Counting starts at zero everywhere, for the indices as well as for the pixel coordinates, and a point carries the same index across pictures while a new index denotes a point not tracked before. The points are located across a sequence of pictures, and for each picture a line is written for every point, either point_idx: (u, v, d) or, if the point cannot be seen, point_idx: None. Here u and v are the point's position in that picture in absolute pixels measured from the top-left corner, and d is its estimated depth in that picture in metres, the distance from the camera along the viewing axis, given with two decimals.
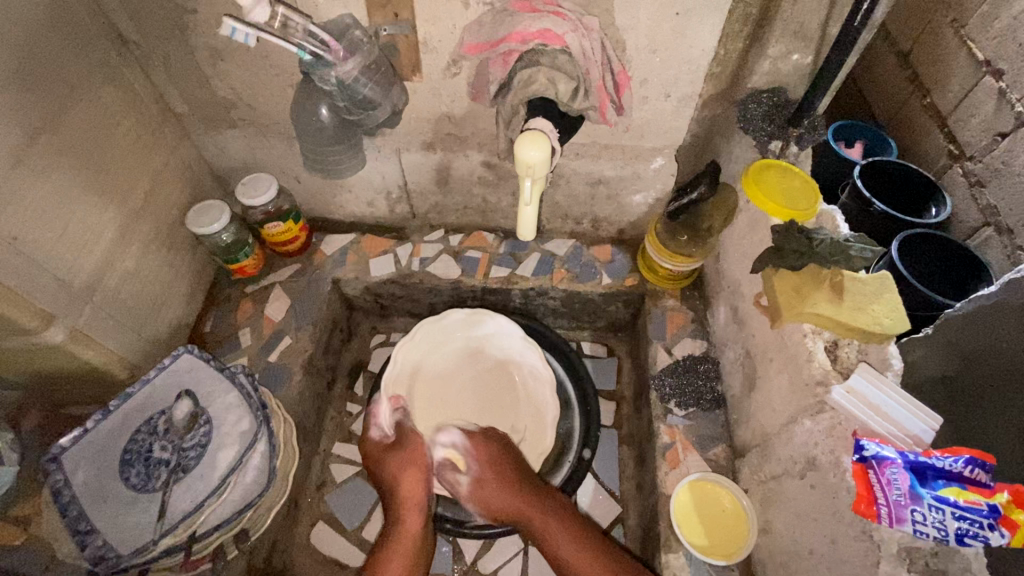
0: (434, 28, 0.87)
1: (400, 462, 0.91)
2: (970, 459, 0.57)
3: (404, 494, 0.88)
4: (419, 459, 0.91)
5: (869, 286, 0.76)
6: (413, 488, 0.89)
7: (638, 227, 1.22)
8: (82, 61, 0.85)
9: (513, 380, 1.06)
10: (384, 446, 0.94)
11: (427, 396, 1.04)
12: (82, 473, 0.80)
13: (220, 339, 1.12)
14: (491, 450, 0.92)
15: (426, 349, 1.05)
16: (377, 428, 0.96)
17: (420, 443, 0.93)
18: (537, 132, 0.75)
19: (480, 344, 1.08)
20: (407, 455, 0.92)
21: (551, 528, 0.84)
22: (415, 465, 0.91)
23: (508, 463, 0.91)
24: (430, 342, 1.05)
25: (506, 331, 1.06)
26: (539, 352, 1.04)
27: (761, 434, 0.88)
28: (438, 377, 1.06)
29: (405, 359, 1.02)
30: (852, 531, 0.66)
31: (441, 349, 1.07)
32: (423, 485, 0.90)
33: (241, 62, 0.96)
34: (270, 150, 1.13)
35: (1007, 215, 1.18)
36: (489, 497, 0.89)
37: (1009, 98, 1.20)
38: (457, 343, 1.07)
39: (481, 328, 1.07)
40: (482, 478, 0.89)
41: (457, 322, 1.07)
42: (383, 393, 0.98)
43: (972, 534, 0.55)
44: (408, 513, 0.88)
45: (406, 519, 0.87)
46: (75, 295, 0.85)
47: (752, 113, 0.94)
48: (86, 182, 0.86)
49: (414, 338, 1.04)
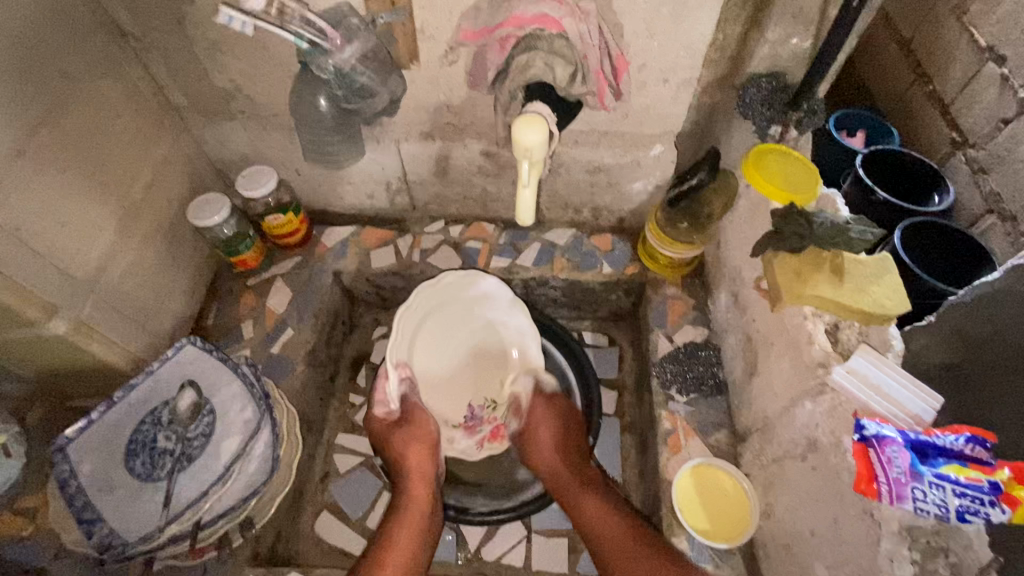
0: (432, 16, 0.87)
1: (405, 439, 0.94)
2: (971, 436, 0.58)
3: (411, 468, 0.93)
4: (424, 435, 0.95)
5: (870, 268, 0.77)
6: (419, 461, 0.93)
7: (639, 216, 1.22)
8: (82, 53, 0.85)
9: (500, 341, 1.06)
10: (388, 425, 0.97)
11: (422, 358, 1.02)
12: (90, 464, 0.81)
13: (222, 331, 1.12)
14: (537, 411, 1.00)
15: (422, 314, 1.02)
16: (381, 405, 0.98)
17: (423, 417, 0.97)
18: (535, 116, 0.75)
19: (471, 307, 1.06)
20: (414, 430, 0.95)
21: (581, 492, 0.92)
22: (418, 437, 0.94)
23: (563, 420, 1.00)
24: (426, 308, 1.02)
25: (497, 294, 1.04)
26: (526, 316, 1.03)
27: (763, 419, 0.88)
28: (433, 340, 1.04)
29: (402, 330, 0.99)
30: (854, 511, 0.66)
31: (437, 314, 1.04)
32: (429, 458, 0.94)
33: (239, 53, 0.96)
34: (270, 143, 1.13)
35: (1010, 202, 1.18)
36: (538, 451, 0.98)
37: (1012, 84, 1.20)
38: (451, 307, 1.05)
39: (475, 290, 1.05)
40: (531, 435, 0.99)
41: (451, 283, 1.04)
42: (389, 364, 0.96)
43: (972, 510, 0.55)
44: (416, 485, 0.91)
45: (415, 491, 0.90)
46: (77, 286, 0.86)
47: (751, 98, 0.92)
48: (86, 173, 0.86)
49: (408, 308, 1.00)
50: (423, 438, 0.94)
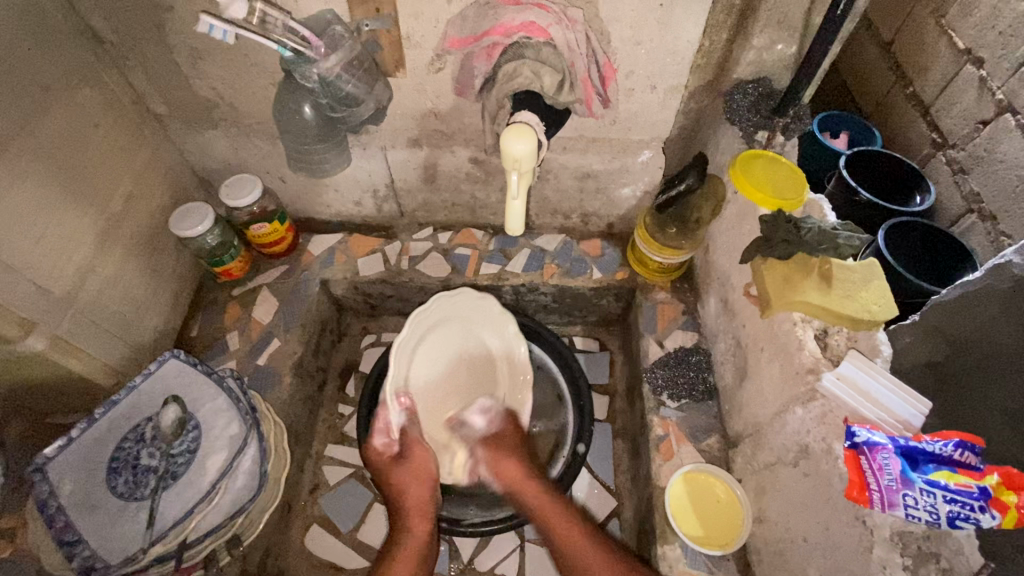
0: (417, 23, 0.86)
1: (405, 475, 0.89)
2: (959, 442, 0.59)
3: (411, 505, 0.88)
4: (426, 472, 0.89)
5: (858, 273, 0.76)
6: (419, 497, 0.88)
7: (627, 221, 1.22)
8: (56, 62, 0.83)
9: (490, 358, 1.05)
10: (388, 454, 0.92)
11: (417, 374, 0.99)
12: (69, 483, 0.79)
13: (207, 343, 1.10)
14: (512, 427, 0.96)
15: (418, 337, 0.98)
16: (381, 434, 0.93)
17: (424, 453, 0.90)
18: (523, 126, 0.74)
19: (470, 327, 1.05)
20: (412, 466, 0.89)
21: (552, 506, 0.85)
22: (418, 471, 0.89)
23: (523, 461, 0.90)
24: (426, 327, 1.00)
25: (491, 317, 1.05)
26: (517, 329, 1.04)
27: (753, 424, 0.88)
28: (432, 360, 1.01)
29: (400, 354, 0.95)
30: (846, 517, 0.66)
31: (432, 333, 1.01)
32: (429, 493, 0.89)
33: (221, 60, 0.95)
34: (254, 151, 1.12)
35: (989, 202, 1.20)
36: (503, 466, 0.90)
37: (991, 85, 1.22)
38: (444, 324, 1.02)
39: (472, 310, 1.04)
40: (499, 448, 0.92)
41: (446, 302, 1.01)
42: (388, 392, 0.93)
43: (963, 517, 0.55)
44: (416, 521, 0.86)
45: (414, 527, 0.86)
46: (55, 302, 0.84)
47: (739, 104, 0.94)
48: (62, 188, 0.84)
49: (406, 334, 0.95)
50: (426, 474, 0.89)
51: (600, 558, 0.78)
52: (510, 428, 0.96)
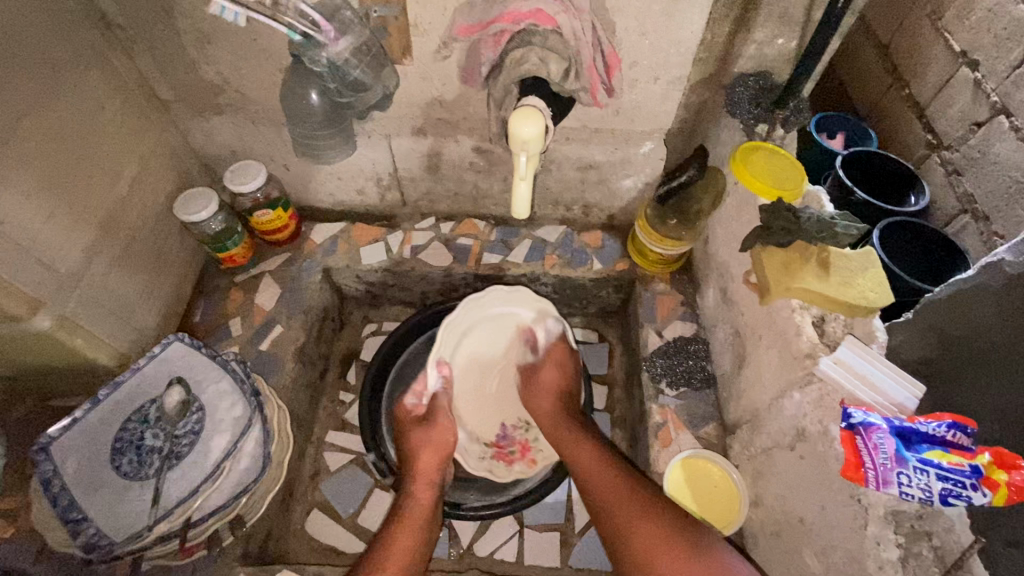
0: (425, 10, 0.87)
1: (424, 439, 0.93)
2: (952, 423, 0.60)
3: (420, 469, 0.91)
4: (442, 440, 0.93)
5: (854, 261, 0.78)
6: (429, 464, 0.91)
7: (628, 213, 1.24)
8: (65, 41, 0.84)
9: None
10: (414, 414, 0.97)
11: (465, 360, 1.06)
12: (73, 462, 0.78)
13: (210, 328, 1.11)
14: (552, 362, 1.03)
15: (465, 328, 1.05)
16: (413, 396, 0.99)
17: (446, 424, 0.95)
18: (530, 109, 0.75)
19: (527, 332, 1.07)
20: (432, 434, 0.93)
21: (573, 443, 0.91)
22: (435, 441, 0.93)
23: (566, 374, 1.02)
24: (468, 323, 1.05)
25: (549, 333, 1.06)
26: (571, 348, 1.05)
27: (751, 410, 0.89)
28: (470, 354, 1.06)
29: (449, 331, 1.03)
30: (841, 497, 0.68)
31: (478, 326, 1.07)
32: (440, 464, 0.92)
33: (229, 44, 0.95)
34: (259, 138, 1.13)
35: (983, 202, 1.22)
36: (537, 402, 1.00)
37: (985, 87, 1.24)
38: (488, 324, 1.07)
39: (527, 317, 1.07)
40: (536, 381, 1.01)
41: (493, 300, 1.06)
42: (432, 359, 1.00)
43: (956, 494, 0.56)
44: (421, 486, 0.89)
45: (419, 492, 0.88)
46: (62, 281, 0.84)
47: (739, 97, 0.95)
48: (68, 166, 0.85)
49: (455, 318, 1.03)
50: (442, 442, 0.93)
51: (606, 473, 0.83)
52: (554, 359, 1.03)
